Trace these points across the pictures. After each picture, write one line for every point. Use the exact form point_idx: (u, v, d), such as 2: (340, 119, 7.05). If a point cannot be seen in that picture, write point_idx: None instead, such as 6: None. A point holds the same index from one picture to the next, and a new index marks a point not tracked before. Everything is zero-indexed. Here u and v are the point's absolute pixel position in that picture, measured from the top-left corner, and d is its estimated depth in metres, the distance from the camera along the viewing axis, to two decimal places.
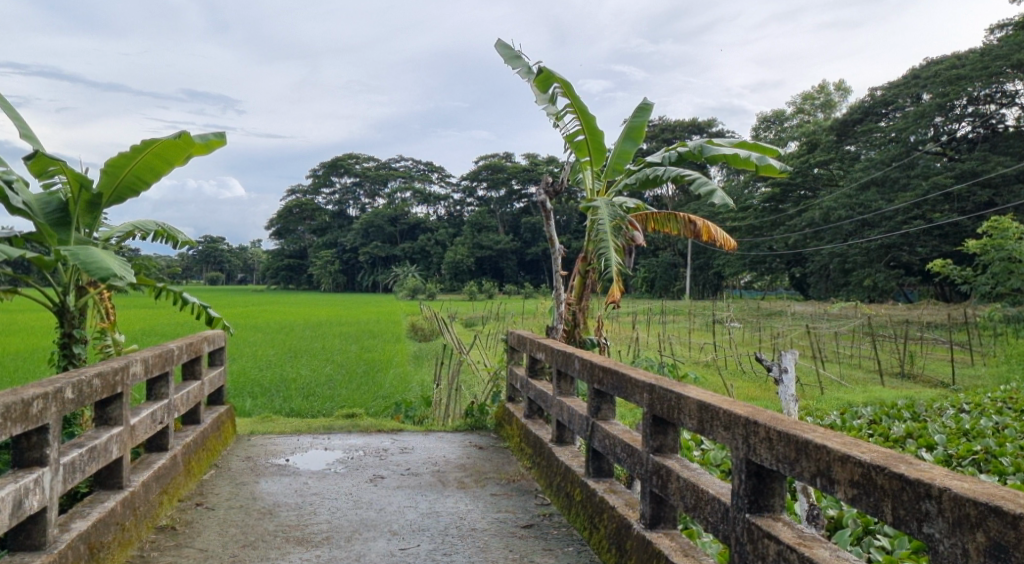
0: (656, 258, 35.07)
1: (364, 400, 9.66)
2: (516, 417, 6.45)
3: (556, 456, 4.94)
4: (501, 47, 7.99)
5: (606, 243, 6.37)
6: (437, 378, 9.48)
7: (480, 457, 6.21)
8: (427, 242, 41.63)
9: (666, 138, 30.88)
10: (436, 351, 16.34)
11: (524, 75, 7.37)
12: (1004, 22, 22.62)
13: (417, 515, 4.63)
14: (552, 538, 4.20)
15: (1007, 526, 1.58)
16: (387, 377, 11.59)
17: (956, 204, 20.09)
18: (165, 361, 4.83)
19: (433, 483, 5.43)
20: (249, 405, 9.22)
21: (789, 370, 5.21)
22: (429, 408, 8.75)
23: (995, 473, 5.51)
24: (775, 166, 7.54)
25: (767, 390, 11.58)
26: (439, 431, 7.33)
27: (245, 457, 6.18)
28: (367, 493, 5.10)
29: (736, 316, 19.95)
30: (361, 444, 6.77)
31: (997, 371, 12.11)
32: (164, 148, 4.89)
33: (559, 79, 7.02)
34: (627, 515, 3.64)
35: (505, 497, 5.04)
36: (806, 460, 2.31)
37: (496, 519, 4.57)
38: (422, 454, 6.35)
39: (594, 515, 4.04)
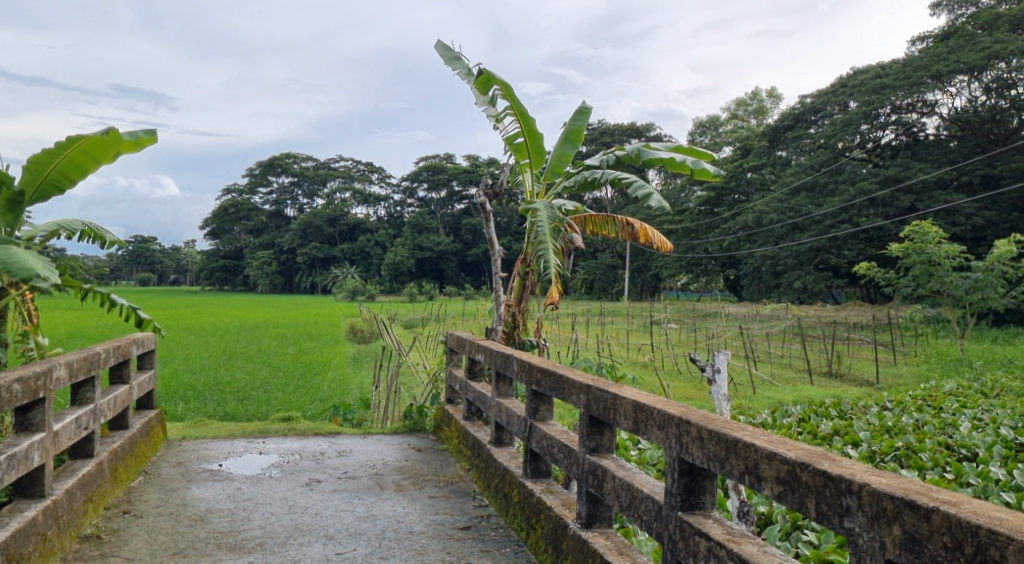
0: (595, 260, 35.45)
1: (301, 403, 9.34)
2: (455, 419, 6.34)
3: (496, 457, 4.84)
4: (441, 48, 7.87)
5: (545, 245, 6.34)
6: (375, 380, 9.26)
7: (419, 460, 6.05)
8: (367, 243, 40.97)
9: (606, 141, 31.32)
10: (375, 354, 16.04)
11: (463, 76, 7.26)
12: (925, 34, 23.76)
13: (354, 519, 4.46)
14: (490, 539, 4.10)
15: (920, 519, 1.58)
16: (325, 380, 11.25)
17: (880, 209, 20.87)
18: (90, 364, 4.51)
19: (371, 486, 5.25)
20: (181, 409, 8.80)
21: (722, 370, 5.25)
22: (367, 411, 8.53)
23: (916, 469, 5.68)
24: (710, 170, 7.64)
25: (702, 390, 11.79)
26: (377, 434, 7.14)
27: (176, 462, 5.85)
28: (303, 498, 4.89)
29: (673, 317, 20.31)
30: (297, 448, 6.52)
31: (917, 371, 12.61)
32: (89, 145, 4.58)
33: (499, 80, 6.96)
34: (564, 515, 3.58)
35: (443, 499, 4.91)
36: (735, 458, 2.28)
37: (433, 521, 4.43)
38: (359, 457, 6.15)
39: (531, 516, 3.96)
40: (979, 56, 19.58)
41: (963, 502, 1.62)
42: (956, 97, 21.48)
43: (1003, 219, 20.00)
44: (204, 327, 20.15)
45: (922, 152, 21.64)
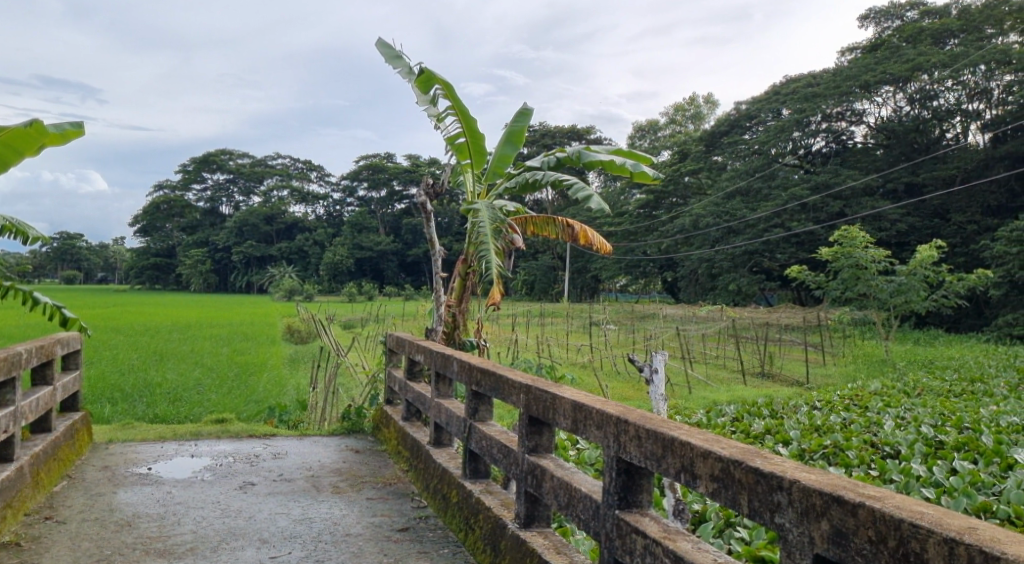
0: (536, 261, 35.65)
1: (235, 404, 9.00)
2: (393, 421, 6.18)
3: (435, 458, 4.72)
4: (382, 46, 7.71)
5: (487, 246, 6.25)
6: (313, 381, 8.99)
7: (357, 461, 5.86)
8: (305, 242, 40.04)
9: (547, 144, 31.50)
10: (313, 354, 15.66)
11: (404, 75, 7.12)
12: (854, 45, 24.80)
13: (289, 522, 4.27)
14: (428, 541, 3.98)
15: (847, 514, 1.60)
16: (260, 380, 10.88)
17: (811, 214, 21.63)
18: (11, 364, 4.19)
19: (307, 488, 5.06)
20: (108, 411, 8.34)
21: (659, 370, 5.27)
22: (304, 412, 8.27)
23: (843, 466, 5.82)
24: (649, 173, 7.69)
25: (640, 390, 11.94)
26: (314, 436, 6.91)
27: (103, 466, 5.52)
28: (236, 501, 4.67)
29: (612, 319, 20.52)
30: (230, 450, 6.26)
31: (844, 371, 13.08)
32: (9, 138, 4.25)
33: (441, 80, 6.84)
34: (502, 514, 3.50)
35: (381, 501, 4.76)
36: (671, 456, 2.24)
37: (370, 523, 4.29)
38: (296, 459, 5.92)
39: (469, 517, 3.88)
40: (904, 67, 20.70)
41: (889, 497, 1.64)
42: (882, 107, 22.44)
43: (925, 225, 20.97)
44: (133, 327, 19.30)
45: (851, 159, 22.59)
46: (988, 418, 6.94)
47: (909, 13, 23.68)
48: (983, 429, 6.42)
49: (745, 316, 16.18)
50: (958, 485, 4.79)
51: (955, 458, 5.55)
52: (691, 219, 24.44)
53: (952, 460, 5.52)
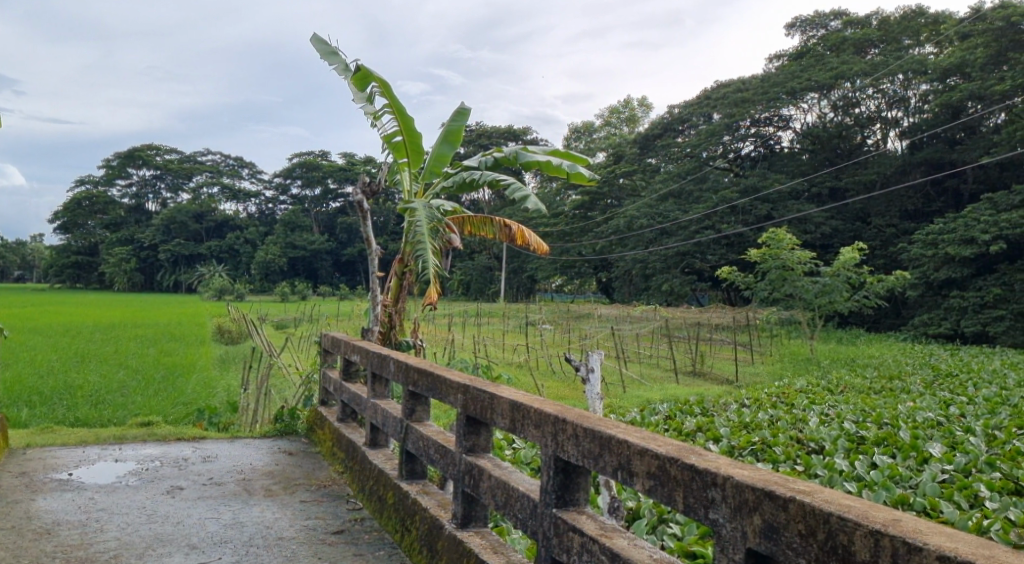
0: (472, 261, 35.62)
1: (162, 407, 8.58)
2: (328, 422, 5.99)
3: (370, 460, 4.57)
4: (317, 41, 7.49)
5: (424, 245, 6.13)
6: (245, 382, 8.66)
7: (290, 464, 5.64)
8: (236, 240, 38.57)
9: (484, 144, 31.49)
10: (244, 355, 15.20)
11: (340, 72, 6.93)
12: (781, 53, 25.71)
13: (219, 527, 4.06)
14: (363, 543, 3.85)
15: (778, 509, 1.58)
16: (189, 382, 10.43)
17: (741, 216, 22.26)
18: None
19: (239, 492, 4.84)
20: (24, 415, 7.83)
21: (595, 369, 5.26)
22: (235, 415, 7.95)
23: (771, 462, 5.95)
24: (585, 174, 7.71)
25: (575, 390, 12.02)
26: (246, 438, 6.64)
27: (19, 472, 5.15)
28: (163, 506, 4.42)
29: (548, 318, 20.61)
30: (158, 454, 5.94)
31: (771, 369, 13.50)
32: None
33: (378, 77, 6.68)
34: (439, 515, 3.41)
35: (316, 503, 4.58)
36: (608, 455, 2.20)
37: (304, 527, 4.11)
38: (226, 463, 5.66)
39: (404, 519, 3.76)
40: (828, 75, 21.57)
41: (819, 492, 1.64)
42: (807, 113, 23.29)
43: (847, 228, 21.89)
44: (52, 328, 18.30)
45: (778, 163, 23.37)
46: (905, 413, 7.24)
47: (833, 23, 24.67)
48: (901, 424, 6.68)
49: (678, 316, 16.52)
50: (879, 478, 4.94)
51: (875, 452, 5.75)
52: (626, 220, 24.84)
53: (873, 454, 5.72)
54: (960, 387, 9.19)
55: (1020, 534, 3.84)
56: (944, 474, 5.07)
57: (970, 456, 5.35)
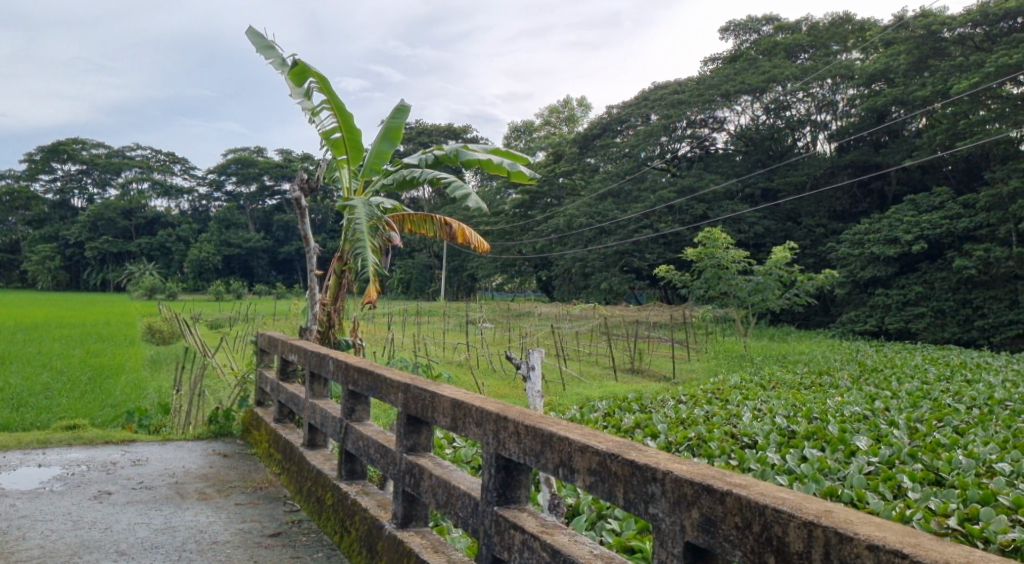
0: (412, 259, 35.32)
1: (89, 409, 8.14)
2: (265, 423, 5.78)
3: (308, 461, 4.42)
4: (253, 35, 7.24)
5: (362, 243, 6.00)
6: (177, 382, 8.30)
7: (225, 466, 5.41)
8: (168, 237, 36.41)
9: (424, 142, 31.22)
10: (177, 356, 14.66)
11: (276, 67, 6.71)
12: (715, 56, 26.36)
13: (150, 532, 3.87)
14: (301, 545, 3.71)
15: (717, 502, 1.56)
16: (117, 383, 9.93)
17: (678, 215, 22.71)
18: None
19: (171, 495, 4.62)
20: None
21: (536, 367, 5.24)
22: (167, 416, 7.61)
23: (706, 457, 6.05)
24: (526, 173, 7.65)
25: (515, 388, 12.00)
26: (178, 440, 6.36)
27: None
28: (90, 512, 4.19)
29: (488, 317, 20.51)
30: (84, 458, 5.63)
31: (706, 366, 13.79)
32: None
33: (316, 73, 6.51)
34: (379, 515, 3.31)
35: (252, 506, 4.40)
36: (550, 452, 2.16)
37: (240, 530, 3.95)
38: (157, 466, 5.40)
39: (344, 520, 3.64)
40: (760, 78, 22.23)
41: (755, 484, 1.63)
42: (741, 116, 23.93)
43: (779, 227, 22.59)
44: None
45: (714, 164, 23.92)
46: (833, 408, 7.49)
47: (766, 27, 25.33)
48: (830, 419, 6.91)
49: (617, 314, 16.72)
50: (809, 472, 5.08)
51: (806, 445, 5.92)
52: (566, 219, 25.00)
53: (803, 448, 5.88)
54: (885, 382, 9.58)
55: (939, 523, 4.00)
56: (870, 465, 5.25)
57: (893, 448, 5.56)
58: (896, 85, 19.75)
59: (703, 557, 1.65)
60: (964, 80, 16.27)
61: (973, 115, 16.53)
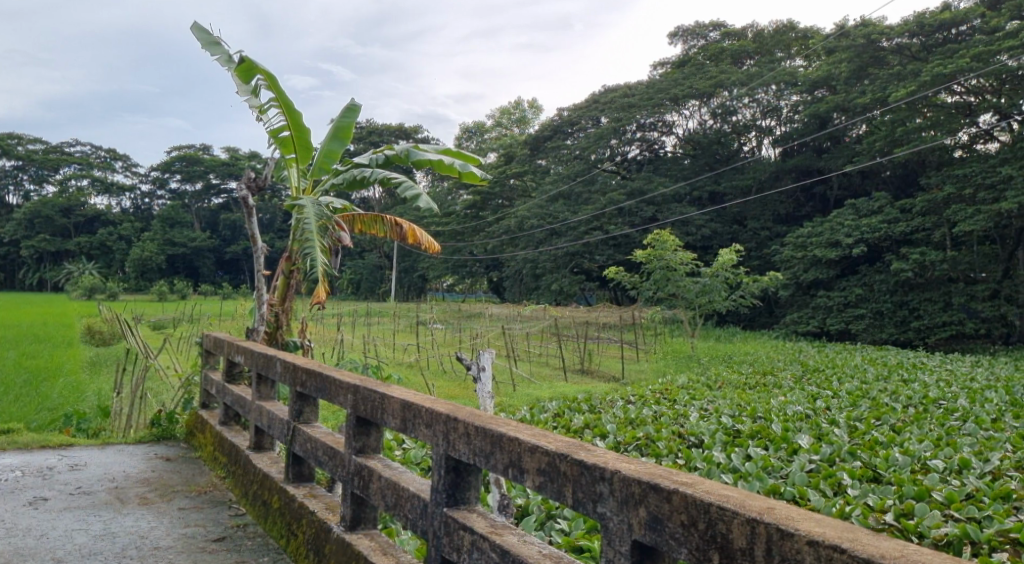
0: (362, 260, 34.93)
1: (23, 413, 7.73)
2: (209, 425, 5.58)
3: (254, 464, 4.28)
4: (198, 30, 7.01)
5: (312, 243, 5.86)
6: (117, 385, 7.95)
7: (167, 470, 5.20)
8: (109, 236, 34.84)
9: (374, 141, 30.86)
10: (117, 357, 14.08)
11: (222, 62, 6.52)
12: (664, 61, 26.76)
13: (88, 539, 3.69)
14: (247, 550, 3.58)
15: (662, 500, 1.55)
16: (53, 386, 9.46)
17: (628, 217, 23.01)
18: None
19: (110, 500, 4.42)
20: None
21: (487, 368, 5.19)
22: (107, 420, 7.29)
23: (653, 457, 6.10)
24: (477, 174, 7.60)
25: (465, 389, 11.94)
26: (119, 444, 6.09)
27: None
28: (23, 520, 3.97)
29: (439, 318, 20.31)
30: (16, 463, 5.34)
31: (655, 367, 13.96)
32: None
33: (264, 69, 6.33)
34: (327, 518, 3.21)
35: (195, 510, 4.24)
36: (500, 452, 2.12)
37: (182, 535, 3.79)
38: (97, 470, 5.16)
39: (291, 523, 3.53)
40: (708, 83, 22.65)
41: (701, 482, 1.62)
42: (689, 120, 24.37)
43: (725, 230, 23.06)
44: None
45: (663, 167, 24.27)
46: (777, 408, 7.66)
47: (712, 33, 25.83)
48: (773, 418, 7.06)
49: (567, 315, 16.79)
50: (753, 470, 5.17)
51: (750, 444, 6.03)
52: (517, 220, 25.00)
53: (747, 447, 5.98)
54: (826, 381, 9.87)
55: (877, 519, 4.11)
56: (811, 463, 5.38)
57: (834, 447, 5.71)
58: (837, 92, 20.40)
59: (650, 556, 1.63)
60: (901, 88, 16.92)
61: (909, 123, 17.10)
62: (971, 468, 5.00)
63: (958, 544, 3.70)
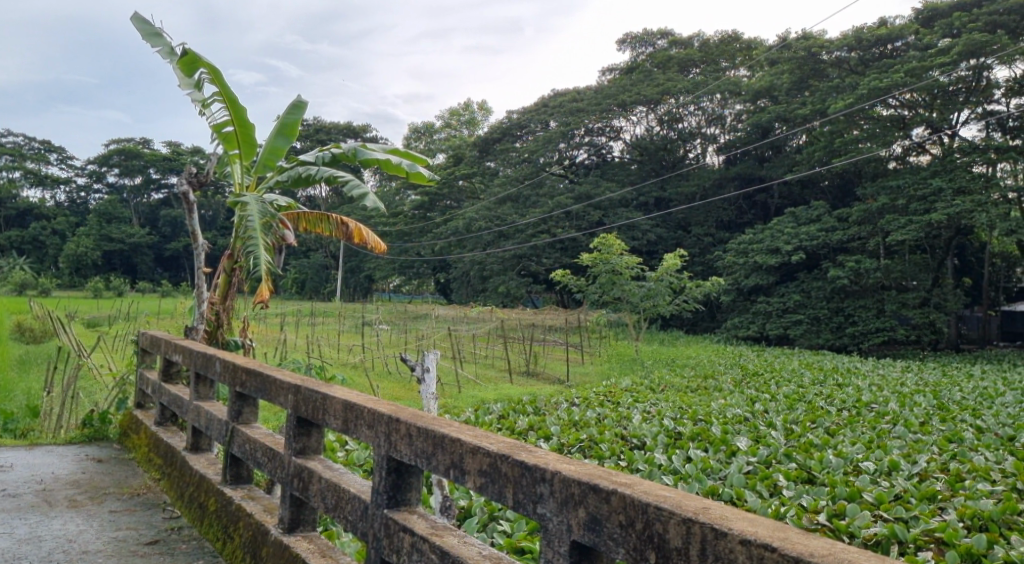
0: (307, 259, 34.25)
1: None
2: (144, 426, 5.34)
3: (190, 465, 4.11)
4: (138, 21, 6.74)
5: (256, 241, 5.70)
6: (46, 383, 7.54)
7: (99, 471, 4.96)
8: (40, 230, 33.08)
9: (321, 139, 30.34)
10: (46, 356, 13.38)
11: (163, 54, 6.28)
12: (612, 67, 27.10)
13: (11, 543, 3.48)
14: (181, 553, 3.43)
15: (601, 501, 1.53)
16: None
17: (575, 221, 23.21)
18: None
19: (35, 503, 4.17)
20: None
21: (431, 369, 5.11)
22: (35, 420, 6.91)
23: (597, 458, 6.13)
24: (426, 174, 7.50)
25: (410, 390, 11.82)
26: (47, 445, 5.78)
27: None
28: None
29: (384, 318, 20.03)
30: None
31: (600, 370, 14.09)
32: None
33: (207, 63, 6.13)
34: (265, 520, 3.10)
35: (128, 513, 4.04)
36: (442, 453, 2.07)
37: (113, 538, 3.61)
38: (23, 472, 4.87)
39: (228, 526, 3.39)
40: (654, 90, 23.03)
41: (641, 483, 1.61)
42: (636, 126, 24.72)
43: (670, 236, 23.47)
44: None
45: (610, 172, 24.54)
46: (717, 410, 7.82)
47: (660, 41, 26.24)
48: (713, 421, 7.19)
49: (513, 317, 16.77)
50: (693, 471, 5.23)
51: (691, 446, 6.12)
52: (465, 222, 24.88)
53: (688, 449, 6.06)
54: (764, 385, 10.13)
55: (810, 519, 4.20)
56: (749, 465, 5.49)
57: (771, 448, 5.84)
58: (779, 103, 20.96)
59: (589, 556, 1.62)
60: (840, 100, 17.50)
61: (847, 135, 17.64)
62: (899, 469, 5.18)
63: (886, 543, 3.82)
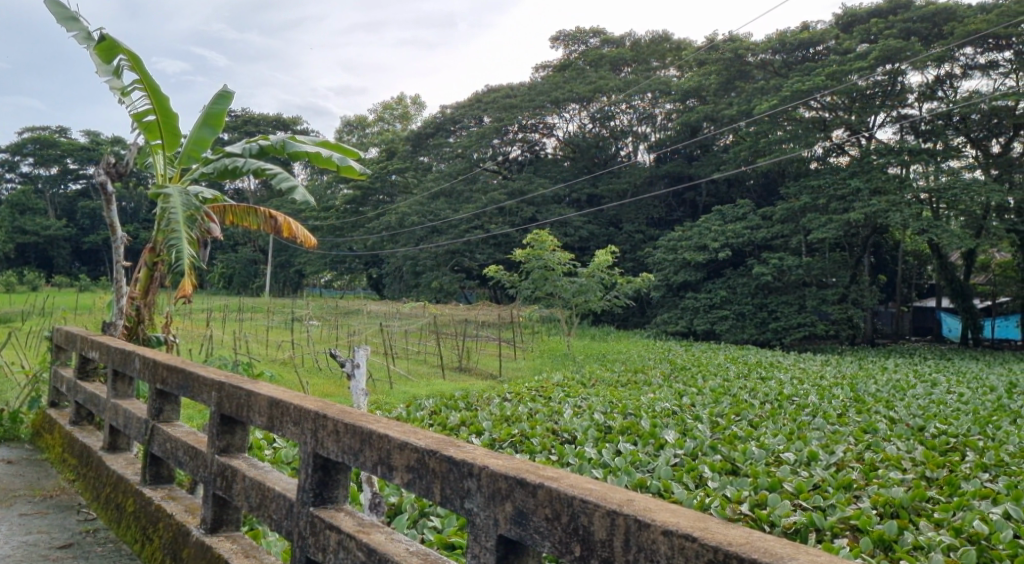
0: (234, 253, 33.10)
1: None
2: (57, 426, 5.02)
3: (107, 465, 3.87)
4: (52, 5, 6.34)
5: (178, 234, 5.44)
6: None
7: (6, 474, 4.63)
8: None
9: (248, 129, 29.41)
10: None
11: (79, 39, 5.93)
12: (545, 64, 27.25)
13: None
14: (97, 557, 3.23)
15: (528, 494, 1.50)
16: None
17: (508, 217, 23.22)
18: None
19: None
20: None
21: (362, 365, 4.99)
22: None
23: (527, 452, 6.13)
24: (357, 168, 7.35)
25: (341, 387, 11.57)
26: None
27: None
28: None
29: (315, 313, 19.52)
30: None
31: (531, 364, 14.16)
32: None
33: (126, 48, 5.82)
34: (186, 521, 2.95)
35: (38, 516, 3.78)
36: (369, 449, 2.00)
37: (21, 543, 3.36)
38: None
39: (147, 527, 3.21)
40: (587, 88, 23.26)
41: (567, 475, 1.58)
42: (568, 124, 24.92)
43: (602, 232, 23.77)
44: None
45: (543, 169, 24.67)
46: (646, 404, 7.93)
47: (592, 40, 26.49)
48: (642, 414, 7.31)
49: (446, 313, 16.64)
50: (622, 464, 5.28)
51: (620, 440, 6.19)
52: (397, 217, 24.55)
53: (618, 443, 6.14)
54: (691, 379, 10.38)
55: (734, 509, 4.31)
56: (676, 457, 5.59)
57: (697, 441, 5.97)
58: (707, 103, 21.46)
59: (516, 550, 1.58)
60: (765, 102, 18.04)
61: (772, 135, 18.20)
62: (817, 460, 5.39)
63: (804, 531, 3.95)
